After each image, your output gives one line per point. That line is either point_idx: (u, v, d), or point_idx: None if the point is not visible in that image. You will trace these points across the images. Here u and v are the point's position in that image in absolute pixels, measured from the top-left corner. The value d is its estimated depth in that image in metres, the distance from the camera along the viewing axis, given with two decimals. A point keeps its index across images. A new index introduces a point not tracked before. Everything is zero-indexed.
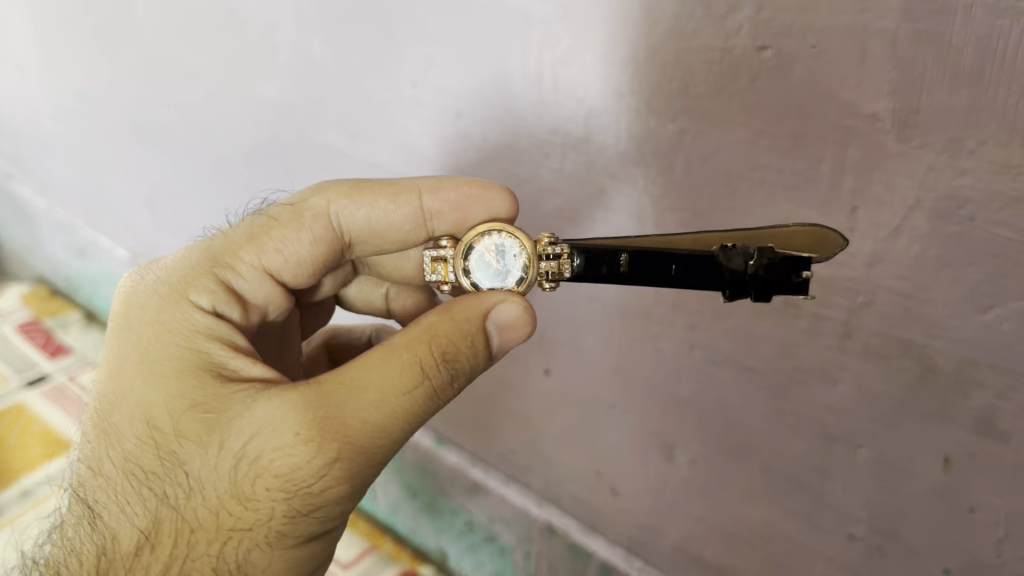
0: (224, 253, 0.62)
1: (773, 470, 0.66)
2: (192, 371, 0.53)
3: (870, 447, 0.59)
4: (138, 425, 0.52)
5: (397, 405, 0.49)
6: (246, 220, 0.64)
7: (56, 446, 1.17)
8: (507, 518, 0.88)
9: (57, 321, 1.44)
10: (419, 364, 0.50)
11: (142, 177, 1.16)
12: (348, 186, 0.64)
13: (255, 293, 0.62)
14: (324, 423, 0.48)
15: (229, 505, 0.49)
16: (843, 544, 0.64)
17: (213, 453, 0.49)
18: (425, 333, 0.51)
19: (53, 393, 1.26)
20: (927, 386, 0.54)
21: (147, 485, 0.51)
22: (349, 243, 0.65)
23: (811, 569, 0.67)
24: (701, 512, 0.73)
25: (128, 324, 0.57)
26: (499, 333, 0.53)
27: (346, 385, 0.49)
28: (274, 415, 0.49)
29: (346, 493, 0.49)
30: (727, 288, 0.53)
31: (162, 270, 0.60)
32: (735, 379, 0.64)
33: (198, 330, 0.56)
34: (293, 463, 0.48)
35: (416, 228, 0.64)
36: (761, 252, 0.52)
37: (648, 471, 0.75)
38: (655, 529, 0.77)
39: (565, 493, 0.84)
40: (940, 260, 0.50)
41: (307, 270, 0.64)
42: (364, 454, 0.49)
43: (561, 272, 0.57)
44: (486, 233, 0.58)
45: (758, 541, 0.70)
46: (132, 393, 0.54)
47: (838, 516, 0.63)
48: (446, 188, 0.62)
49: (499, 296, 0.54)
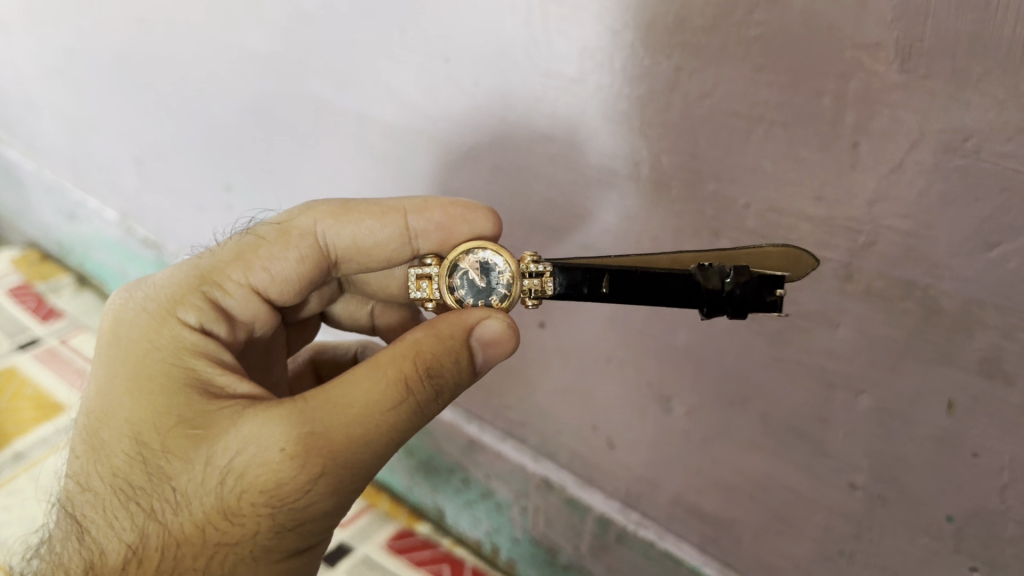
0: (212, 270, 0.61)
1: (772, 420, 0.64)
2: (180, 387, 0.52)
3: (871, 394, 0.57)
4: (123, 440, 0.52)
5: (382, 421, 0.49)
6: (234, 238, 0.64)
7: (50, 409, 1.17)
8: (504, 474, 0.87)
9: (49, 285, 1.43)
10: (403, 379, 0.50)
11: (129, 134, 1.14)
12: (335, 205, 0.64)
13: (242, 310, 0.62)
14: (309, 439, 0.48)
15: (215, 520, 0.49)
16: (843, 493, 0.62)
17: (199, 469, 0.49)
18: (408, 349, 0.51)
19: (46, 357, 1.26)
20: (930, 327, 0.53)
21: (133, 500, 0.50)
22: (335, 261, 0.65)
23: (811, 520, 0.66)
24: (699, 465, 0.72)
25: (115, 338, 0.56)
26: (483, 349, 0.53)
27: (330, 401, 0.49)
28: (260, 430, 0.49)
29: (330, 507, 0.50)
30: (705, 305, 0.54)
31: (149, 285, 0.60)
32: (733, 326, 0.62)
33: (186, 347, 0.55)
34: (279, 479, 0.48)
35: (401, 249, 0.64)
36: (738, 271, 0.53)
37: (644, 426, 0.74)
38: (652, 482, 0.76)
39: (562, 449, 0.83)
40: (945, 196, 0.49)
41: (294, 288, 0.64)
42: (350, 470, 0.49)
43: (544, 290, 0.58)
44: (471, 251, 0.59)
45: (756, 493, 0.68)
46: (119, 409, 0.53)
47: (837, 465, 0.61)
48: (432, 208, 0.63)
49: (481, 313, 0.54)
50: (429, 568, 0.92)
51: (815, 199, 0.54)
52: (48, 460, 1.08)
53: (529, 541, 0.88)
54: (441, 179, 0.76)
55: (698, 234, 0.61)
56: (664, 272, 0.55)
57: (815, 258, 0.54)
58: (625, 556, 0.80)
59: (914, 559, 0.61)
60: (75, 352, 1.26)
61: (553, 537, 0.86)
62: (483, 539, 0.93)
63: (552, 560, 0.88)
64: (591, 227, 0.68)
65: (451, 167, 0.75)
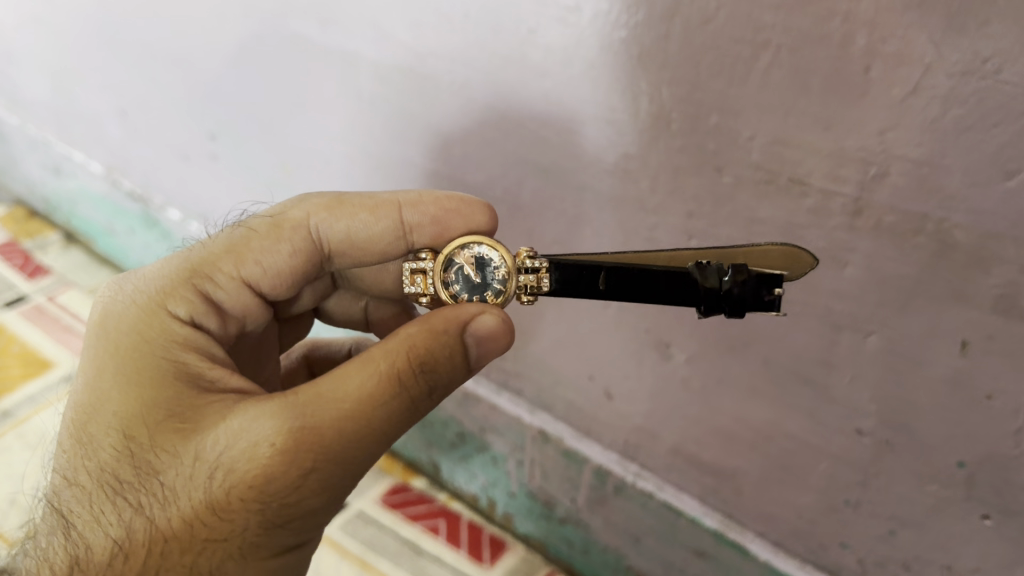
0: (203, 263, 0.59)
1: (774, 365, 0.61)
2: (170, 380, 0.51)
3: (880, 335, 0.55)
4: (111, 433, 0.50)
5: (374, 415, 0.47)
6: (225, 231, 0.62)
7: (37, 365, 1.14)
8: (499, 427, 0.85)
9: (35, 242, 1.40)
10: (395, 373, 0.48)
11: (111, 84, 1.10)
12: (329, 199, 0.62)
13: (233, 303, 0.60)
14: (300, 433, 0.46)
15: (203, 516, 0.46)
16: (849, 441, 0.60)
17: (188, 463, 0.47)
18: (400, 343, 0.49)
19: (33, 314, 1.23)
20: (943, 264, 0.50)
21: (120, 496, 0.48)
22: (328, 256, 0.63)
23: (814, 469, 0.63)
24: (698, 415, 0.68)
25: (104, 330, 0.55)
26: (477, 345, 0.51)
27: (322, 396, 0.47)
28: (251, 423, 0.47)
29: (321, 504, 0.48)
30: (701, 304, 0.51)
31: (139, 278, 0.58)
32: None
33: (176, 340, 0.54)
34: (267, 474, 0.46)
35: (395, 243, 0.62)
36: (736, 269, 0.51)
37: (642, 372, 0.70)
38: (651, 432, 0.73)
39: (557, 401, 0.80)
40: (962, 123, 0.46)
41: (285, 282, 0.62)
42: (341, 465, 0.47)
43: (540, 286, 0.55)
44: (467, 245, 0.56)
45: (760, 441, 0.65)
46: (107, 403, 0.51)
47: (843, 412, 0.59)
48: (426, 201, 0.60)
49: (477, 308, 0.52)
50: (425, 523, 0.90)
51: (823, 129, 0.51)
52: (37, 418, 1.06)
53: (526, 495, 0.86)
54: (430, 122, 0.73)
55: (699, 170, 0.58)
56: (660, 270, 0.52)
57: (816, 257, 0.52)
58: (622, 509, 0.78)
59: (922, 508, 0.58)
60: (63, 311, 1.24)
61: (549, 491, 0.84)
62: (479, 493, 0.91)
63: (548, 514, 0.85)
64: (587, 167, 0.64)
65: (441, 108, 0.71)
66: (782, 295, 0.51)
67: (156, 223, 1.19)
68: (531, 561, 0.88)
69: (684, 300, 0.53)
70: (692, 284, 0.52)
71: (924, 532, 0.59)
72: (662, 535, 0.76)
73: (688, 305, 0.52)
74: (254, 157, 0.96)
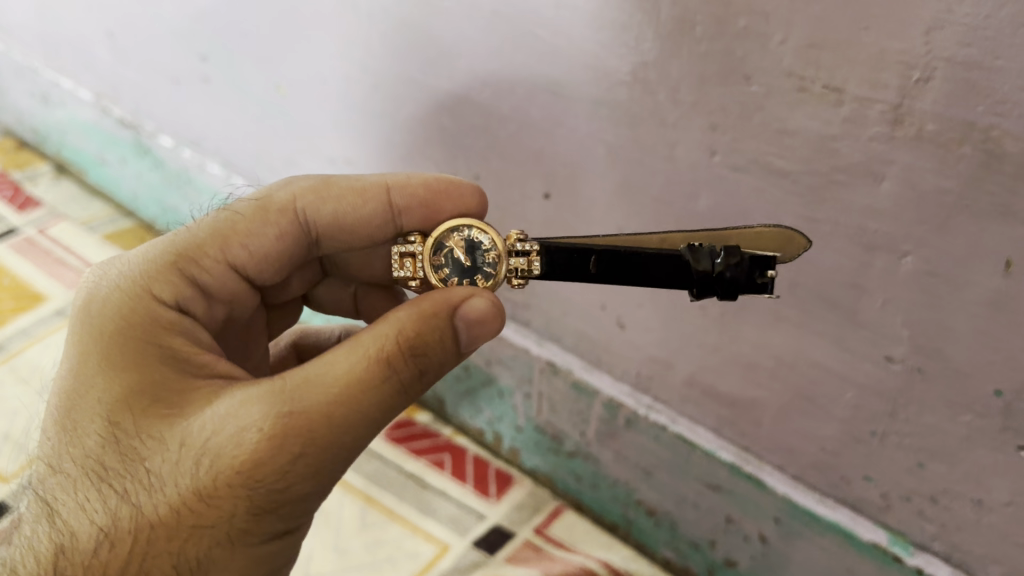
0: (189, 247, 0.57)
1: (801, 289, 0.57)
2: (156, 363, 0.49)
3: (916, 255, 0.51)
4: (95, 420, 0.47)
5: (363, 401, 0.45)
6: (210, 215, 0.60)
7: (29, 298, 1.10)
8: (506, 359, 0.82)
9: (25, 173, 1.35)
10: (384, 357, 0.46)
11: (97, 3, 1.05)
12: (315, 181, 0.60)
13: (219, 287, 0.58)
14: (288, 419, 0.44)
15: (190, 502, 0.45)
16: (877, 369, 0.56)
17: (174, 449, 0.45)
18: (388, 328, 0.47)
19: (24, 246, 1.19)
20: (990, 176, 0.46)
21: (106, 483, 0.46)
22: (315, 239, 0.61)
23: (838, 400, 0.59)
24: (716, 343, 0.65)
25: (86, 312, 0.52)
26: (468, 328, 0.49)
27: (310, 380, 0.45)
28: (238, 408, 0.45)
29: (312, 488, 0.46)
30: (694, 287, 0.51)
31: (124, 263, 0.55)
32: (761, 185, 0.55)
33: (161, 325, 0.51)
34: (255, 460, 0.44)
35: (383, 226, 0.61)
36: (728, 252, 0.51)
37: (658, 299, 0.67)
38: (665, 363, 0.70)
39: (567, 332, 0.77)
40: (1017, 19, 0.42)
41: (273, 265, 0.60)
42: (332, 450, 0.45)
43: (530, 269, 0.54)
44: (457, 229, 0.55)
45: (781, 370, 0.62)
46: (92, 389, 0.48)
47: (873, 337, 0.56)
48: (415, 183, 0.60)
49: (465, 291, 0.50)
50: (430, 458, 0.88)
51: (861, 30, 0.47)
52: (28, 353, 1.03)
53: (534, 429, 0.84)
54: (433, 34, 0.68)
55: (725, 79, 0.53)
56: (649, 254, 0.52)
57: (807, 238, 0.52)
58: (634, 442, 0.75)
59: (954, 439, 0.55)
60: (54, 244, 1.20)
61: (558, 424, 0.81)
62: (485, 428, 0.89)
63: (557, 448, 0.83)
64: (602, 80, 0.60)
65: (446, 17, 0.66)
66: (775, 276, 0.51)
67: (148, 150, 1.13)
68: (539, 495, 0.85)
69: (676, 283, 0.53)
70: (684, 266, 0.52)
71: (956, 464, 0.56)
72: (674, 468, 0.73)
73: (681, 287, 0.53)
74: (247, 78, 0.91)
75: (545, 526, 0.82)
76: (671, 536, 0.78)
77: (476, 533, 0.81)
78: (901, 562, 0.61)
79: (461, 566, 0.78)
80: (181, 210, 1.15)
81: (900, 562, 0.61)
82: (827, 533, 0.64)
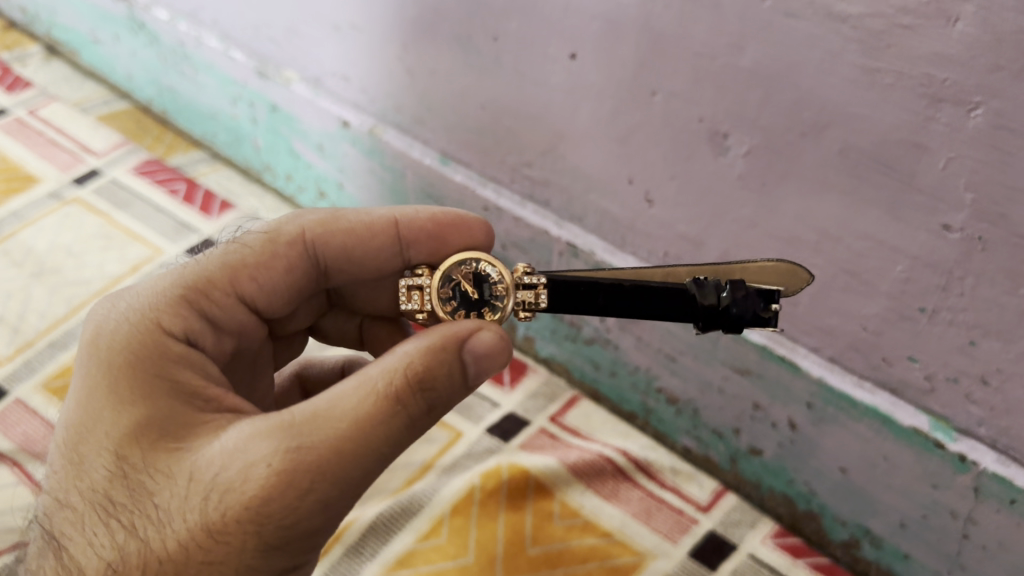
0: (200, 279, 0.52)
1: (853, 152, 0.52)
2: (163, 396, 0.45)
3: (987, 107, 0.46)
4: (102, 454, 0.44)
5: (371, 439, 0.42)
6: (218, 247, 0.55)
7: (20, 180, 1.04)
8: (523, 243, 0.77)
9: (14, 54, 1.28)
10: (390, 393, 0.42)
11: None
12: (324, 214, 0.57)
13: (228, 321, 0.53)
14: (297, 454, 0.41)
15: (199, 538, 0.41)
16: (933, 238, 0.52)
17: (182, 483, 0.42)
18: (395, 362, 0.43)
19: (13, 126, 1.12)
20: None
21: (113, 518, 0.43)
22: (325, 275, 0.57)
23: (886, 275, 0.55)
24: (752, 217, 0.60)
25: (94, 346, 0.47)
26: (475, 363, 0.45)
27: (319, 414, 0.42)
28: (248, 442, 0.41)
29: (323, 521, 0.43)
30: (698, 321, 0.49)
31: (133, 295, 0.50)
32: (816, 32, 0.50)
33: (168, 356, 0.47)
34: (265, 497, 0.40)
35: (390, 261, 0.57)
36: (735, 284, 0.49)
37: (690, 171, 0.61)
38: (695, 241, 0.65)
39: (590, 209, 0.71)
40: None
41: (281, 298, 0.55)
42: (341, 484, 0.42)
43: (537, 302, 0.52)
44: (464, 262, 0.52)
45: (825, 243, 0.57)
46: (98, 421, 0.45)
47: (929, 202, 0.51)
48: (423, 216, 0.57)
49: (472, 324, 0.46)
50: None
51: None
52: (22, 235, 0.97)
53: (550, 317, 0.80)
54: None
55: None
56: (656, 287, 0.51)
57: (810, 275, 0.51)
58: (657, 327, 0.71)
59: (1012, 314, 0.51)
60: (46, 124, 1.12)
61: None
62: None
63: (574, 336, 0.79)
64: None
65: None
66: (779, 311, 0.49)
67: (142, 25, 1.06)
68: (554, 384, 0.83)
69: (680, 317, 0.51)
70: (688, 302, 0.50)
71: (1013, 342, 0.52)
72: (700, 353, 0.70)
73: (682, 322, 0.51)
74: None
75: (560, 414, 0.80)
76: (693, 425, 0.75)
77: (489, 420, 0.78)
78: (943, 448, 0.58)
79: (476, 452, 0.75)
80: (178, 90, 1.09)
81: (941, 448, 0.58)
82: (864, 419, 0.61)
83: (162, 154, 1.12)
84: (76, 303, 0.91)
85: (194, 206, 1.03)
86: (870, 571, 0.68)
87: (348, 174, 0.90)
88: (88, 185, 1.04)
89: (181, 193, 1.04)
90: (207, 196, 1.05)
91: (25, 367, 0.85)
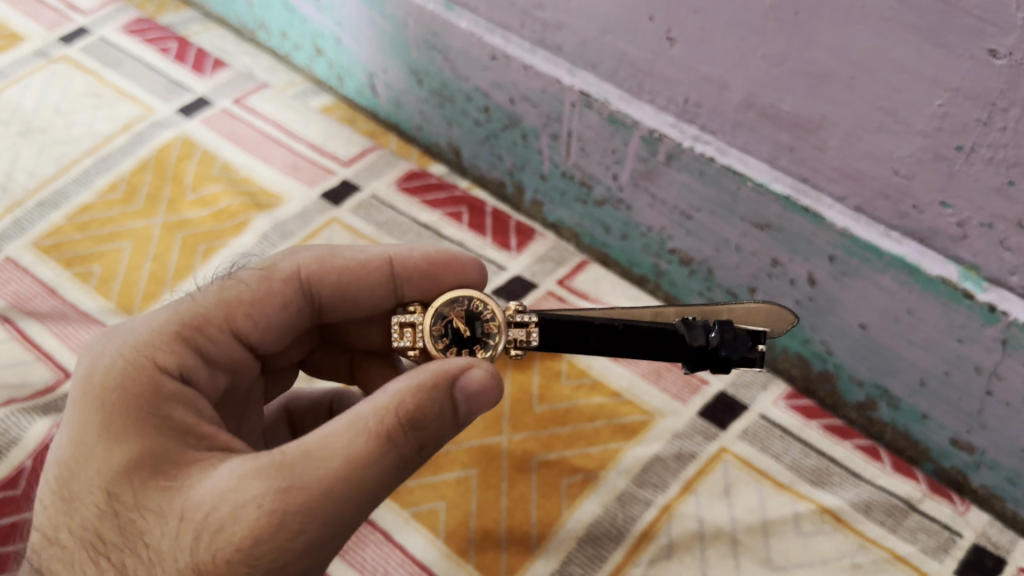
0: (196, 317, 0.49)
1: None
2: (158, 433, 0.42)
3: None
4: (92, 491, 0.41)
5: (362, 480, 0.39)
6: (209, 284, 0.52)
7: (3, 38, 0.99)
8: (533, 95, 0.73)
9: None
10: (380, 432, 0.39)
11: None
12: (319, 252, 0.54)
13: (225, 355, 0.50)
14: (290, 495, 0.38)
15: None
16: (977, 66, 0.48)
17: (172, 522, 0.39)
18: (385, 400, 0.40)
19: None
20: None
21: (102, 556, 0.41)
22: (317, 311, 0.54)
23: (922, 108, 0.52)
24: (783, 52, 0.56)
25: (87, 383, 0.43)
26: (465, 402, 0.41)
27: (309, 454, 0.39)
28: (240, 482, 0.38)
29: (315, 563, 0.40)
30: (687, 361, 0.47)
31: (129, 330, 0.46)
32: None
33: (162, 394, 0.43)
34: (256, 538, 0.37)
35: (384, 298, 0.54)
36: (723, 325, 0.47)
37: (716, 2, 0.57)
38: (717, 82, 0.61)
39: (606, 53, 0.66)
40: None
41: (276, 336, 0.52)
42: (333, 524, 0.39)
43: (528, 340, 0.49)
44: (458, 298, 0.49)
45: (859, 77, 0.53)
46: (89, 458, 0.41)
47: (975, 24, 0.47)
48: (417, 254, 0.54)
49: (462, 360, 0.43)
50: (446, 210, 0.84)
51: None
52: (8, 93, 0.93)
53: (559, 176, 0.77)
54: None
55: None
56: (646, 327, 0.49)
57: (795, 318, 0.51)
58: (674, 182, 0.68)
59: None
60: None
61: (587, 169, 0.74)
62: (505, 179, 0.82)
63: (584, 197, 0.76)
64: None
65: None
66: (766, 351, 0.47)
67: None
68: (561, 249, 0.81)
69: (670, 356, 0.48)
70: (677, 341, 0.48)
71: None
72: (718, 209, 0.67)
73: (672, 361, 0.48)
74: None
75: (569, 278, 0.79)
76: (706, 287, 0.73)
77: (495, 284, 0.78)
78: (971, 299, 0.55)
79: None
80: None
81: (970, 299, 0.55)
82: (890, 270, 0.58)
83: (152, 13, 1.06)
84: (65, 162, 0.87)
85: (186, 64, 0.98)
86: (885, 433, 0.66)
87: (346, 27, 0.86)
88: (75, 44, 0.99)
89: (173, 52, 0.99)
90: (200, 55, 0.99)
91: (14, 226, 0.82)
